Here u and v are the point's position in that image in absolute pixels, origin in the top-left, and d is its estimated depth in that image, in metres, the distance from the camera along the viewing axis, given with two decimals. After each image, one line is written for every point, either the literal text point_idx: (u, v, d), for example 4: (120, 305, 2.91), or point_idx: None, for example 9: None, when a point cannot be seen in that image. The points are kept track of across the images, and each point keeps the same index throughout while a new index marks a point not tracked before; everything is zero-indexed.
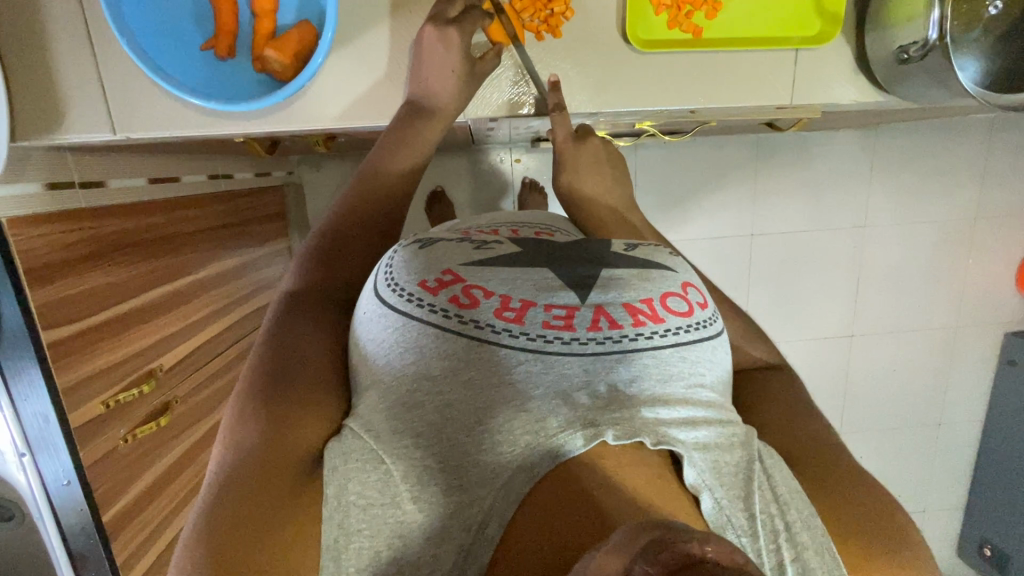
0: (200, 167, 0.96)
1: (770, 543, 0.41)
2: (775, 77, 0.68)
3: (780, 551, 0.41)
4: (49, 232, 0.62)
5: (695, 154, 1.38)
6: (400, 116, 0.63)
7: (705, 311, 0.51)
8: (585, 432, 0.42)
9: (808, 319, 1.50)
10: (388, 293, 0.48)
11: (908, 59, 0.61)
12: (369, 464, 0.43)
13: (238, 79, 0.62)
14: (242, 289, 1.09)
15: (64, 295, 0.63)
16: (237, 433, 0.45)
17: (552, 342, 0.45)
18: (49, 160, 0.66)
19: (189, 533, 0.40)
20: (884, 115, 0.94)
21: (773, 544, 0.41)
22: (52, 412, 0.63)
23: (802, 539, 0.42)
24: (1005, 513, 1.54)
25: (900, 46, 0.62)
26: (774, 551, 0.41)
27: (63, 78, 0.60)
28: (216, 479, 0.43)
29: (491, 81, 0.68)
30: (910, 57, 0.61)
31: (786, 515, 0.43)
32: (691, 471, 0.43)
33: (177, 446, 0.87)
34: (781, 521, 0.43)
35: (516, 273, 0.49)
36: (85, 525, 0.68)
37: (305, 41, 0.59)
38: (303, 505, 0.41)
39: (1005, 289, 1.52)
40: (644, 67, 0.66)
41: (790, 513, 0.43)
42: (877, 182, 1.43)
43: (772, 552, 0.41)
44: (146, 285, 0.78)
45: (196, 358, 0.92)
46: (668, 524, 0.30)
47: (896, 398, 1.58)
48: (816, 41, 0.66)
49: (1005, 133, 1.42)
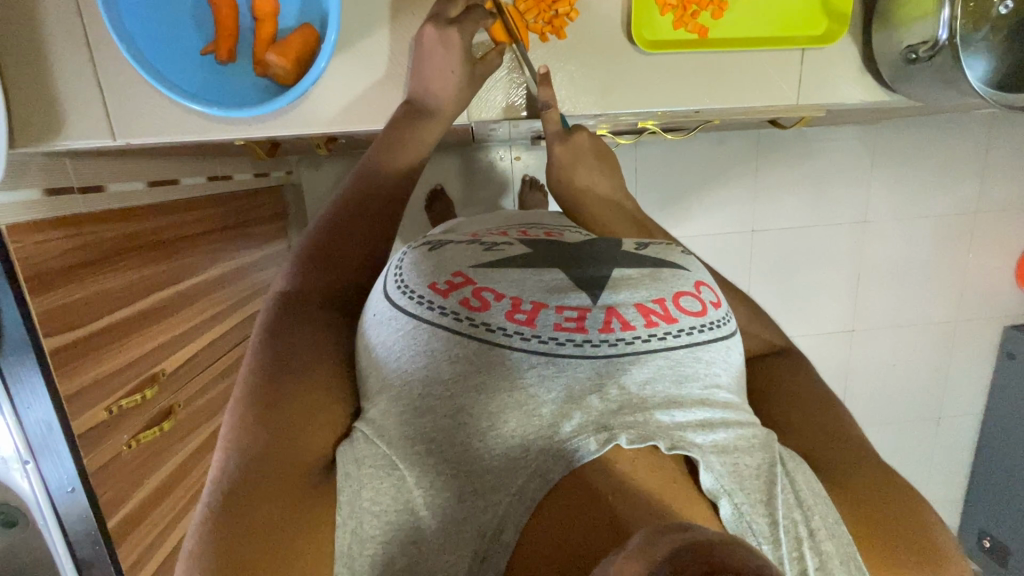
0: (201, 169, 0.96)
1: (794, 550, 0.42)
2: (781, 78, 0.68)
3: (804, 559, 0.41)
4: (49, 239, 0.62)
5: (694, 150, 1.38)
6: (399, 114, 0.63)
7: (718, 310, 0.51)
8: (598, 436, 0.42)
9: (809, 313, 1.50)
10: (398, 295, 0.48)
11: (916, 60, 0.61)
12: (381, 471, 0.43)
13: (239, 83, 0.62)
14: (243, 292, 1.08)
15: (66, 301, 0.63)
16: (238, 438, 0.44)
17: (564, 345, 0.45)
18: (48, 166, 0.66)
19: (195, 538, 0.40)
20: (885, 111, 0.94)
21: (796, 550, 0.42)
22: (56, 420, 0.62)
23: (826, 547, 0.42)
24: (1004, 504, 1.55)
25: (908, 46, 0.62)
26: (797, 558, 0.42)
27: (61, 84, 0.59)
28: (221, 482, 0.42)
29: (491, 84, 0.68)
30: (919, 57, 0.61)
31: (810, 521, 0.43)
32: (709, 477, 0.43)
33: (181, 451, 0.87)
34: (804, 527, 0.43)
35: (526, 274, 0.49)
36: (90, 531, 0.68)
37: (307, 44, 0.59)
38: (314, 512, 0.41)
39: (1005, 283, 1.52)
40: (649, 68, 0.66)
41: (814, 520, 0.43)
42: (877, 177, 1.43)
43: (795, 560, 0.41)
44: (146, 291, 0.77)
45: (198, 362, 0.91)
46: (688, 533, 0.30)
47: (896, 391, 1.58)
48: (823, 40, 0.66)
49: (1005, 126, 1.42)
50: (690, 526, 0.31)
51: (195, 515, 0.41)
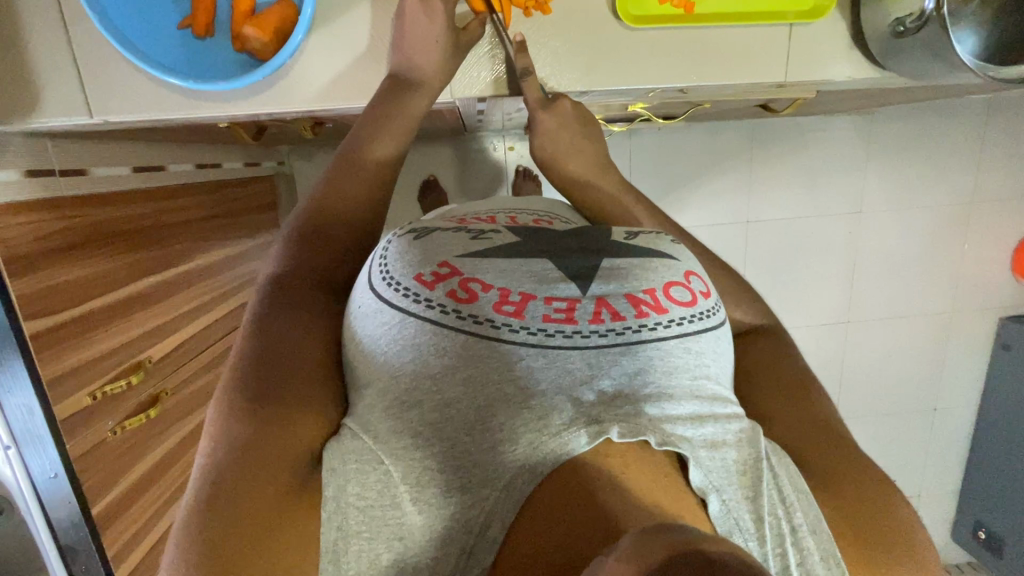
0: (188, 156, 0.95)
1: (777, 546, 0.41)
2: (768, 54, 0.65)
3: (786, 555, 0.41)
4: (26, 221, 0.60)
5: (689, 140, 1.37)
6: (383, 89, 0.61)
7: (708, 300, 0.50)
8: (588, 429, 0.42)
9: (804, 305, 1.50)
10: (383, 286, 0.47)
11: (905, 32, 0.59)
12: (367, 466, 0.41)
13: (218, 59, 0.60)
14: (231, 281, 1.07)
15: (47, 285, 0.62)
16: (224, 429, 0.43)
17: (554, 337, 0.44)
18: (28, 147, 0.64)
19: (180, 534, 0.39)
20: (882, 95, 0.92)
21: (779, 547, 0.42)
22: (38, 405, 0.60)
23: (808, 544, 0.42)
24: (995, 496, 1.55)
25: (896, 19, 0.59)
26: (779, 554, 0.41)
27: (36, 59, 0.57)
28: (205, 475, 0.41)
29: (474, 59, 0.65)
30: (907, 29, 0.59)
31: (793, 517, 0.43)
32: (698, 473, 0.42)
33: (167, 439, 0.86)
34: (786, 523, 0.43)
35: (515, 264, 0.48)
36: (74, 518, 0.67)
37: (285, 18, 0.57)
38: (303, 509, 0.40)
39: (1000, 274, 1.51)
40: (635, 44, 0.63)
41: (796, 516, 0.43)
42: (872, 168, 1.42)
43: (778, 557, 0.41)
44: (131, 278, 0.76)
45: (185, 350, 0.90)
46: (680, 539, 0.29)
47: (891, 384, 1.58)
48: (811, 15, 0.63)
49: (1001, 115, 1.41)
50: (676, 526, 0.32)
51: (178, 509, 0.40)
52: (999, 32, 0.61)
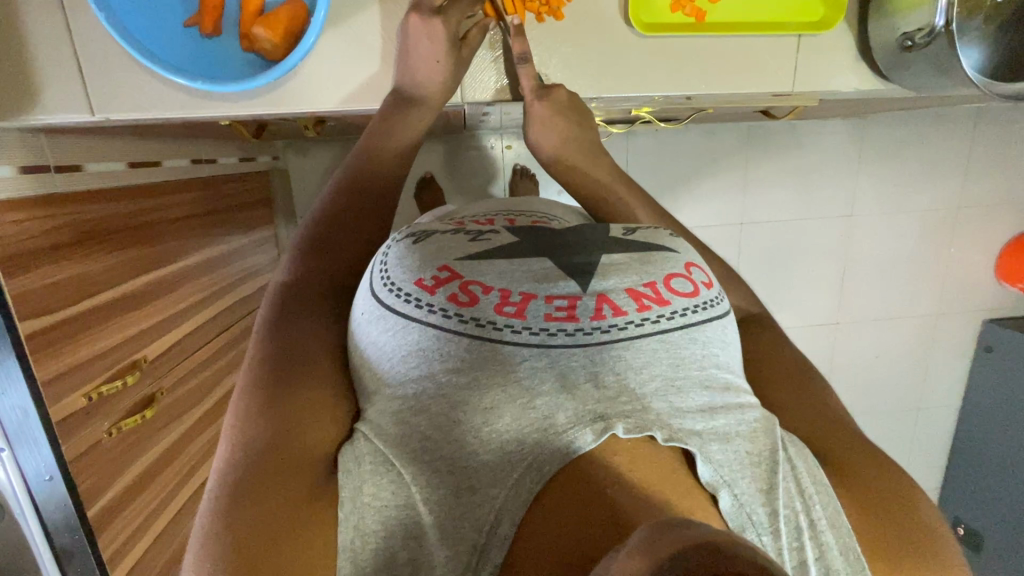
0: (183, 152, 0.93)
1: (794, 540, 0.42)
2: (778, 64, 0.66)
3: (804, 549, 0.42)
4: (21, 219, 0.59)
5: (685, 141, 1.37)
6: (386, 105, 0.62)
7: (710, 290, 0.50)
8: (594, 427, 0.42)
9: (794, 306, 1.51)
10: (385, 293, 0.47)
11: (911, 47, 0.59)
12: (381, 467, 0.42)
13: (226, 59, 0.59)
14: (226, 278, 1.05)
15: (43, 284, 0.61)
16: (244, 432, 0.44)
17: (556, 336, 0.44)
18: (25, 142, 0.62)
19: (199, 537, 0.40)
20: (874, 104, 0.93)
21: (796, 542, 0.42)
22: (33, 406, 0.59)
23: (827, 538, 0.44)
24: (973, 492, 1.60)
25: (903, 34, 0.60)
26: (797, 550, 0.42)
27: (36, 54, 0.55)
28: (224, 476, 0.42)
29: (480, 65, 0.66)
30: (914, 45, 0.59)
31: (812, 511, 0.44)
32: (706, 470, 0.43)
33: (163, 439, 0.85)
34: (805, 518, 0.44)
35: (514, 265, 0.48)
36: (70, 520, 0.65)
37: (296, 19, 0.56)
38: (321, 507, 0.41)
39: (984, 278, 1.54)
40: (647, 52, 0.63)
41: (815, 510, 0.44)
42: (864, 172, 1.44)
43: (795, 550, 0.42)
44: (127, 274, 0.75)
45: (181, 349, 0.89)
46: (696, 540, 0.29)
47: (878, 383, 1.61)
48: (818, 27, 0.64)
49: (990, 121, 1.43)
50: (690, 522, 0.32)
51: (199, 510, 0.41)
52: (1000, 49, 0.62)
